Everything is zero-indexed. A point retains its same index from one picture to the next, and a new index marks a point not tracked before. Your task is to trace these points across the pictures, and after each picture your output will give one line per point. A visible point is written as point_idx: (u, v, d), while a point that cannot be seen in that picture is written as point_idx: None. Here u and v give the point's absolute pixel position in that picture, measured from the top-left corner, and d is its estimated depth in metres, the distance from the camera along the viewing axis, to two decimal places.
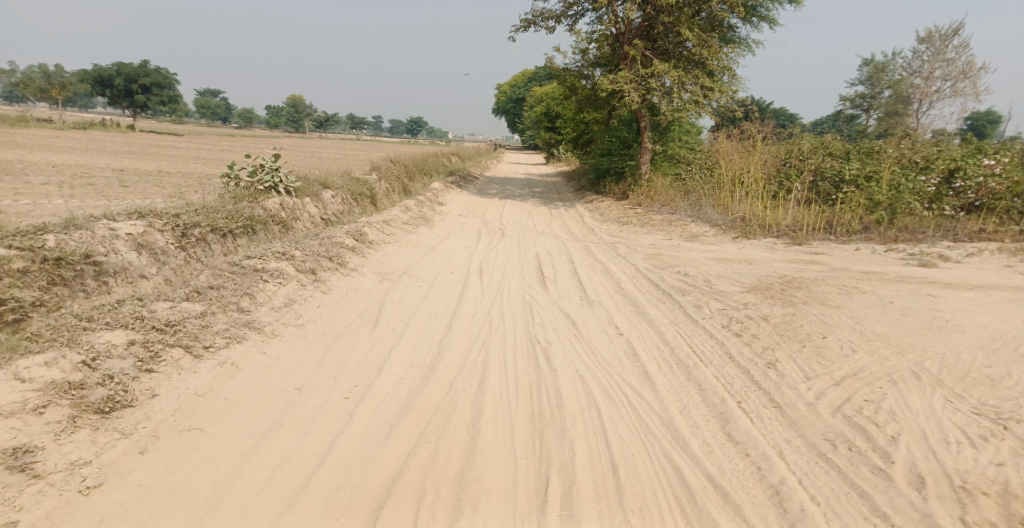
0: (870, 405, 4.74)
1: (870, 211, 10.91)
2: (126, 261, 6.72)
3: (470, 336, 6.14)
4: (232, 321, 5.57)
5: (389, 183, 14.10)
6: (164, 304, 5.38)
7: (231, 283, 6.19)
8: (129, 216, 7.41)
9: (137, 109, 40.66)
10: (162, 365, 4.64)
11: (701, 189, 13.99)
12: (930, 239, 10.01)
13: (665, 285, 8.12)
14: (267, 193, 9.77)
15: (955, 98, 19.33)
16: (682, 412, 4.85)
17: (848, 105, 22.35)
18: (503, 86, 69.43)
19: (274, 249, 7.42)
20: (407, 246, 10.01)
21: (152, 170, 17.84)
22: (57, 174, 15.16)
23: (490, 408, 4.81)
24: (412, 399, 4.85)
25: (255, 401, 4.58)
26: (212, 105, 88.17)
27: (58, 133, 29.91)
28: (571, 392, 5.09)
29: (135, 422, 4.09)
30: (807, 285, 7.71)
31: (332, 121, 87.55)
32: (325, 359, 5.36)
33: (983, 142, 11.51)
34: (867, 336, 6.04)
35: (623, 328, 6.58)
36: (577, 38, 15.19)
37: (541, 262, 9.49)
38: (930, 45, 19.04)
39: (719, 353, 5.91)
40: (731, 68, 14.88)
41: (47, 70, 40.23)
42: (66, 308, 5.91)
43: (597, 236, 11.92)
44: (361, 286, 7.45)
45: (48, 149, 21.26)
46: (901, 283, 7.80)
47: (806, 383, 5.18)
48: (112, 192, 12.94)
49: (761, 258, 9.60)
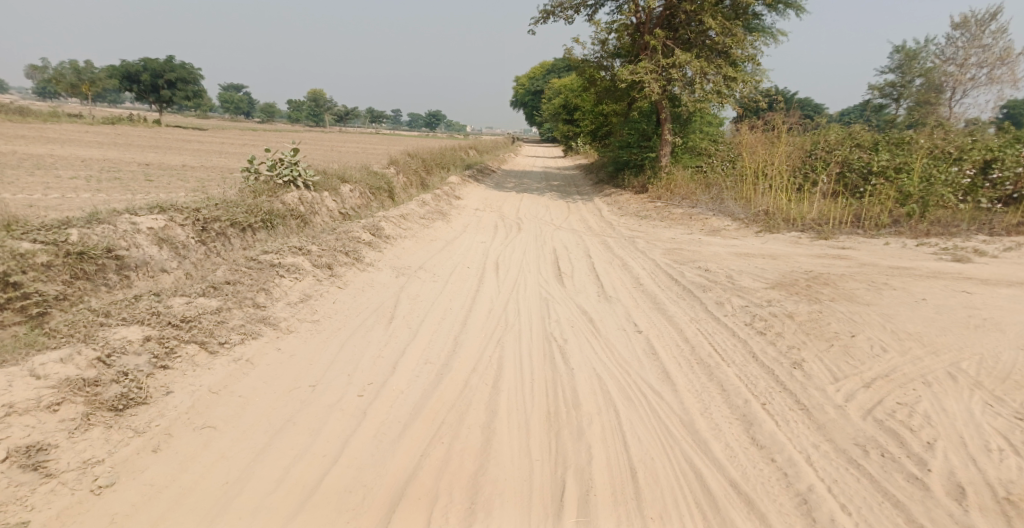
0: (904, 408, 4.56)
1: (900, 203, 10.59)
2: (147, 255, 6.73)
3: (485, 333, 6.04)
4: (247, 317, 5.54)
5: (407, 177, 14.05)
6: (180, 299, 5.36)
7: (247, 278, 6.16)
8: (151, 209, 7.42)
9: (162, 104, 41.20)
10: (178, 362, 4.62)
11: (724, 181, 13.71)
12: (963, 233, 9.67)
13: (686, 281, 7.95)
14: (286, 188, 9.76)
15: (991, 86, 18.71)
16: (703, 414, 4.71)
17: (876, 95, 21.80)
18: (523, 78, 69.09)
19: (291, 244, 7.39)
20: (424, 240, 9.94)
21: (175, 164, 18.00)
22: (84, 169, 15.37)
23: (506, 407, 4.71)
24: (427, 398, 4.77)
25: (268, 398, 4.53)
26: (235, 99, 89.07)
27: (86, 127, 30.37)
28: (588, 391, 4.97)
29: (148, 419, 4.06)
30: (835, 281, 7.48)
31: (353, 115, 87.91)
32: (339, 355, 5.30)
33: (1020, 131, 11.09)
34: (899, 335, 5.82)
35: (642, 325, 6.44)
36: (596, 28, 14.95)
37: (559, 257, 9.35)
38: (965, 31, 18.45)
39: (741, 351, 5.74)
40: (755, 58, 14.53)
41: (76, 65, 40.90)
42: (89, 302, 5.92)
43: (616, 230, 11.75)
44: (377, 281, 7.39)
45: (76, 144, 21.58)
46: (933, 279, 7.54)
47: (834, 385, 5.00)
48: (136, 186, 13.07)
49: (786, 253, 9.36)
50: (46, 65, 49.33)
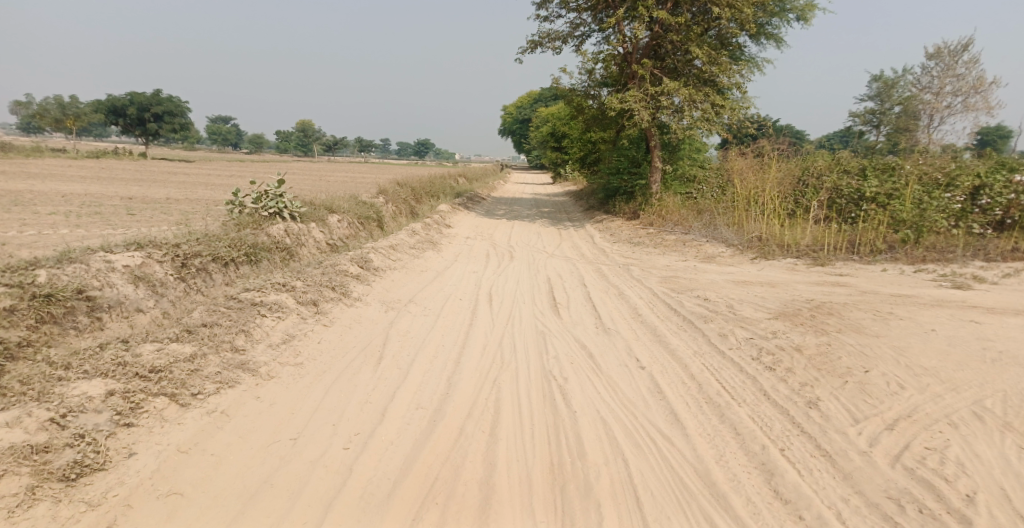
0: (934, 455, 4.32)
1: (894, 229, 10.42)
2: (121, 294, 6.32)
3: (480, 372, 5.67)
4: (224, 362, 5.14)
5: (396, 206, 13.74)
6: (151, 346, 4.96)
7: (225, 319, 5.76)
8: (127, 247, 7.03)
9: (149, 137, 40.90)
10: (144, 418, 4.22)
11: (715, 208, 13.51)
12: (960, 258, 9.47)
13: (685, 311, 7.63)
14: (270, 220, 9.40)
15: (967, 113, 18.85)
16: (719, 462, 4.38)
17: (857, 122, 21.89)
18: (509, 107, 69.60)
19: (274, 280, 7.02)
20: (413, 271, 9.59)
21: (159, 197, 17.59)
22: (64, 203, 14.94)
23: (504, 460, 4.33)
24: (419, 449, 4.38)
25: (244, 455, 4.13)
26: (222, 130, 88.95)
27: (70, 161, 29.94)
28: (593, 438, 4.61)
29: (105, 489, 3.65)
30: (839, 311, 7.20)
31: (341, 145, 87.92)
32: (323, 402, 4.91)
33: (1005, 157, 11.01)
34: (914, 370, 5.52)
35: (644, 360, 6.09)
36: (583, 58, 14.89)
37: (553, 286, 9.03)
38: (939, 61, 18.64)
39: (752, 389, 5.41)
40: (741, 86, 14.49)
41: (59, 100, 40.43)
42: (57, 347, 5.50)
43: (609, 258, 11.46)
44: (365, 317, 7.01)
45: (58, 178, 21.11)
46: (938, 308, 7.27)
47: (855, 427, 4.71)
48: (117, 220, 12.66)
49: (783, 280, 9.10)
50: (31, 99, 48.84)
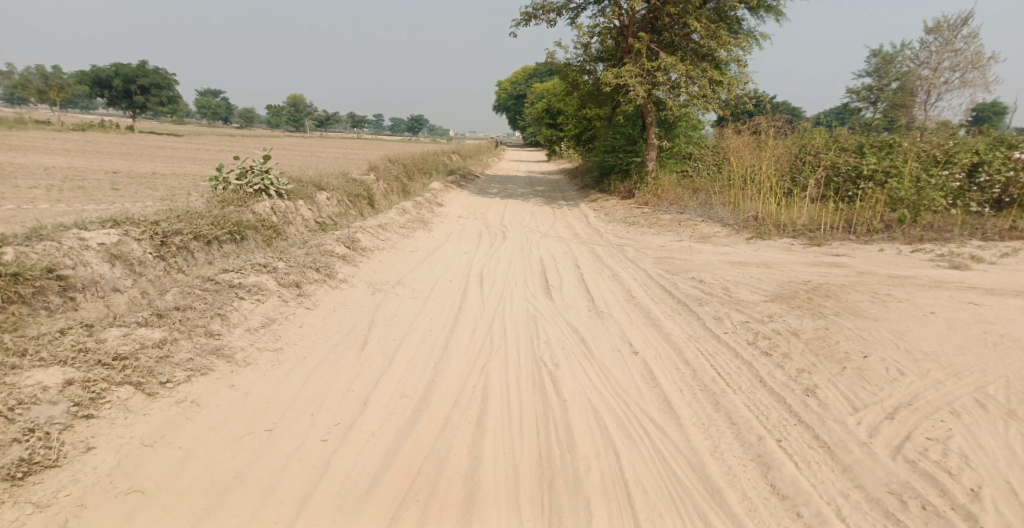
0: (937, 445, 4.16)
1: (892, 208, 10.20)
2: (96, 274, 6.03)
3: (468, 359, 5.45)
4: (197, 348, 4.90)
5: (386, 184, 13.43)
6: (116, 331, 4.72)
7: (200, 302, 5.51)
8: (104, 224, 6.73)
9: (136, 110, 40.05)
10: (105, 409, 4.02)
11: (711, 187, 13.26)
12: (959, 238, 9.26)
13: (679, 293, 7.42)
14: (256, 197, 9.09)
15: (965, 89, 18.54)
16: (712, 454, 4.21)
17: (854, 99, 21.51)
18: (503, 84, 68.77)
19: (254, 261, 6.75)
20: (402, 252, 9.33)
21: (145, 173, 17.16)
22: (47, 178, 14.53)
23: (491, 452, 4.14)
24: (400, 442, 4.18)
25: (215, 449, 3.94)
26: (212, 104, 87.56)
27: (55, 135, 29.23)
28: (583, 429, 4.42)
29: (57, 488, 3.46)
30: (836, 293, 7.00)
31: (333, 120, 86.77)
32: (302, 391, 4.69)
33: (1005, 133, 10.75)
34: (914, 355, 5.35)
35: (637, 345, 5.89)
36: (578, 32, 14.49)
37: (544, 268, 8.80)
38: (938, 36, 18.29)
39: (748, 376, 5.22)
40: (740, 60, 14.13)
41: (44, 71, 39.50)
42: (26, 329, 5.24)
43: (603, 237, 11.23)
44: (350, 300, 6.77)
45: (43, 153, 20.59)
46: (937, 290, 7.08)
47: (854, 416, 4.54)
48: (100, 196, 12.27)
49: (779, 261, 8.89)
50: (15, 71, 47.63)
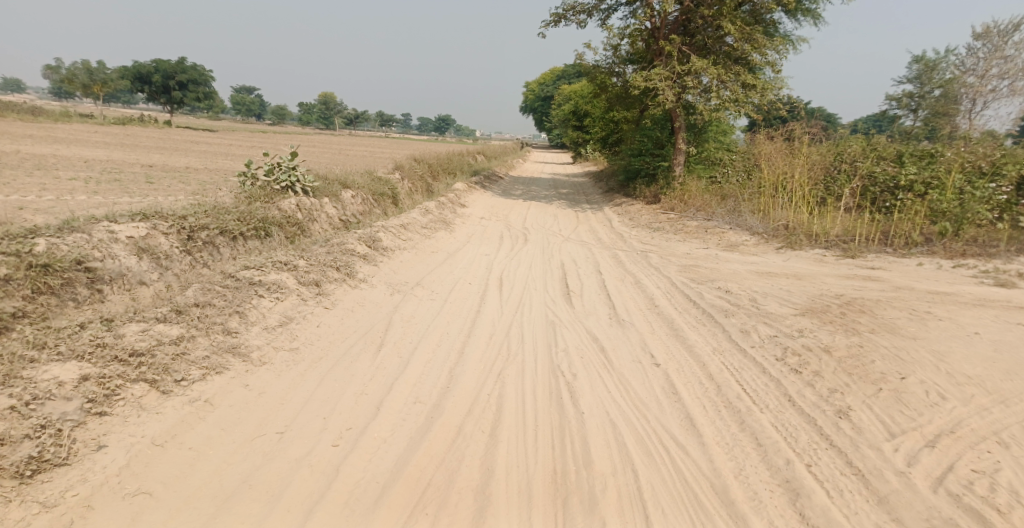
0: (983, 479, 3.91)
1: (932, 220, 9.80)
2: (123, 266, 6.04)
3: (484, 365, 5.31)
4: (214, 345, 4.84)
5: (411, 183, 13.39)
6: (135, 326, 4.67)
7: (220, 299, 5.46)
8: (132, 217, 6.75)
9: (173, 105, 40.87)
10: (119, 406, 3.98)
11: (740, 194, 12.94)
12: (1004, 254, 8.84)
13: (705, 304, 7.19)
14: (282, 193, 9.09)
15: (1013, 98, 17.84)
16: (737, 477, 4.01)
17: (894, 106, 20.88)
18: (533, 85, 68.65)
19: (275, 258, 6.71)
20: (423, 252, 9.24)
21: (178, 167, 17.41)
22: (85, 170, 14.83)
23: (504, 465, 4.00)
24: (411, 450, 4.06)
25: (225, 450, 3.87)
26: (247, 100, 89.08)
27: (95, 127, 29.95)
28: (600, 444, 4.25)
29: (64, 488, 3.42)
30: (872, 309, 6.70)
31: (363, 118, 87.59)
32: (315, 393, 4.60)
33: None
34: (957, 379, 5.07)
35: (659, 357, 5.69)
36: (609, 33, 14.28)
37: (567, 272, 8.63)
38: (986, 42, 17.64)
39: (775, 394, 4.99)
40: (775, 64, 13.77)
41: (87, 65, 40.52)
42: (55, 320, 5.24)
43: (627, 243, 11.01)
44: (368, 300, 6.69)
45: (82, 144, 21.04)
46: (980, 309, 6.73)
47: (891, 442, 4.29)
48: (134, 189, 12.45)
49: (811, 272, 8.59)
50: (61, 64, 49.15)
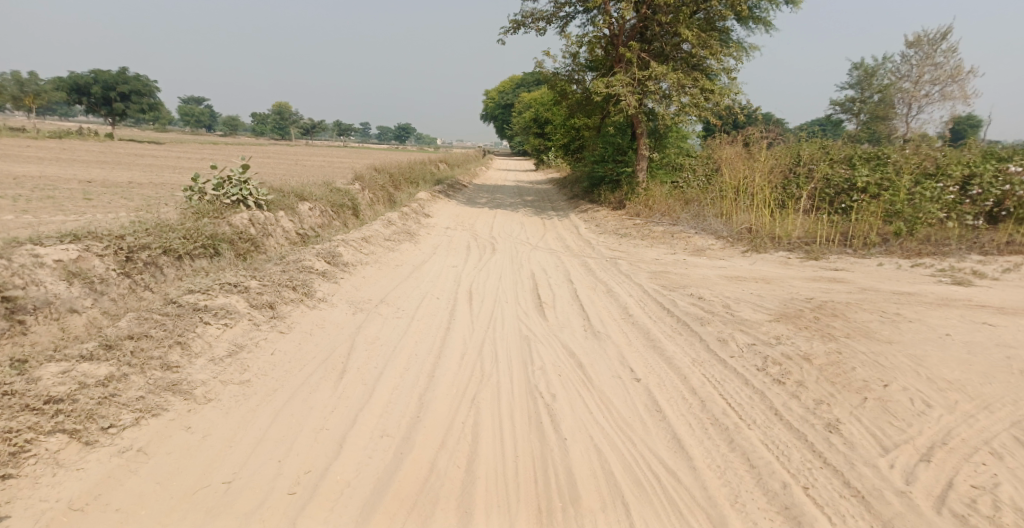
0: (985, 496, 3.76)
1: (888, 221, 9.83)
2: (50, 293, 5.46)
3: (456, 390, 4.95)
4: (150, 383, 4.38)
5: (371, 194, 12.89)
6: (55, 368, 4.19)
7: (158, 329, 4.97)
8: (63, 239, 6.13)
9: (116, 117, 39.10)
10: (28, 466, 3.55)
11: (703, 198, 12.88)
12: (957, 252, 8.89)
13: (679, 312, 6.98)
14: (234, 208, 8.52)
15: (945, 102, 18.47)
16: (733, 505, 3.76)
17: (837, 111, 21.37)
18: (491, 93, 68.62)
19: (224, 280, 6.20)
20: (386, 267, 8.81)
21: (121, 181, 16.45)
22: (16, 187, 13.81)
23: (483, 505, 3.65)
24: (379, 493, 3.68)
25: (160, 509, 3.43)
26: (195, 111, 86.34)
27: (30, 142, 28.34)
28: (586, 475, 3.94)
29: None
30: (843, 313, 6.59)
31: (317, 128, 86.06)
32: (269, 431, 4.16)
33: (994, 146, 10.47)
34: (939, 385, 4.94)
35: (640, 371, 5.42)
36: (567, 41, 14.11)
37: (537, 283, 8.33)
38: (918, 50, 18.12)
39: (761, 408, 4.77)
40: (731, 70, 13.81)
41: (20, 75, 38.41)
42: None
43: (595, 250, 10.78)
44: (328, 322, 6.23)
45: (14, 159, 19.75)
46: (946, 309, 6.69)
47: (885, 458, 4.11)
48: (70, 207, 11.60)
49: (778, 276, 8.48)
50: None
